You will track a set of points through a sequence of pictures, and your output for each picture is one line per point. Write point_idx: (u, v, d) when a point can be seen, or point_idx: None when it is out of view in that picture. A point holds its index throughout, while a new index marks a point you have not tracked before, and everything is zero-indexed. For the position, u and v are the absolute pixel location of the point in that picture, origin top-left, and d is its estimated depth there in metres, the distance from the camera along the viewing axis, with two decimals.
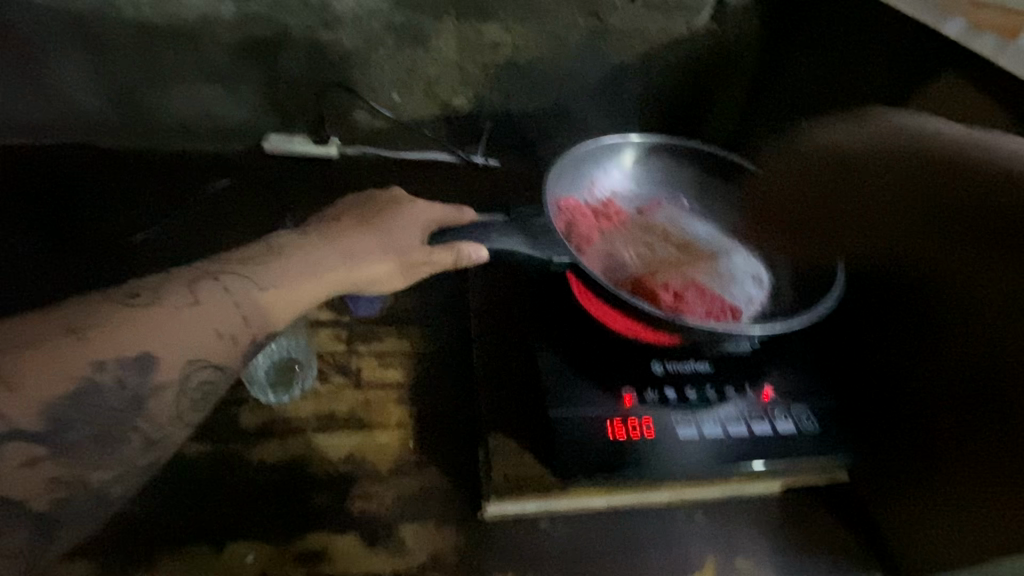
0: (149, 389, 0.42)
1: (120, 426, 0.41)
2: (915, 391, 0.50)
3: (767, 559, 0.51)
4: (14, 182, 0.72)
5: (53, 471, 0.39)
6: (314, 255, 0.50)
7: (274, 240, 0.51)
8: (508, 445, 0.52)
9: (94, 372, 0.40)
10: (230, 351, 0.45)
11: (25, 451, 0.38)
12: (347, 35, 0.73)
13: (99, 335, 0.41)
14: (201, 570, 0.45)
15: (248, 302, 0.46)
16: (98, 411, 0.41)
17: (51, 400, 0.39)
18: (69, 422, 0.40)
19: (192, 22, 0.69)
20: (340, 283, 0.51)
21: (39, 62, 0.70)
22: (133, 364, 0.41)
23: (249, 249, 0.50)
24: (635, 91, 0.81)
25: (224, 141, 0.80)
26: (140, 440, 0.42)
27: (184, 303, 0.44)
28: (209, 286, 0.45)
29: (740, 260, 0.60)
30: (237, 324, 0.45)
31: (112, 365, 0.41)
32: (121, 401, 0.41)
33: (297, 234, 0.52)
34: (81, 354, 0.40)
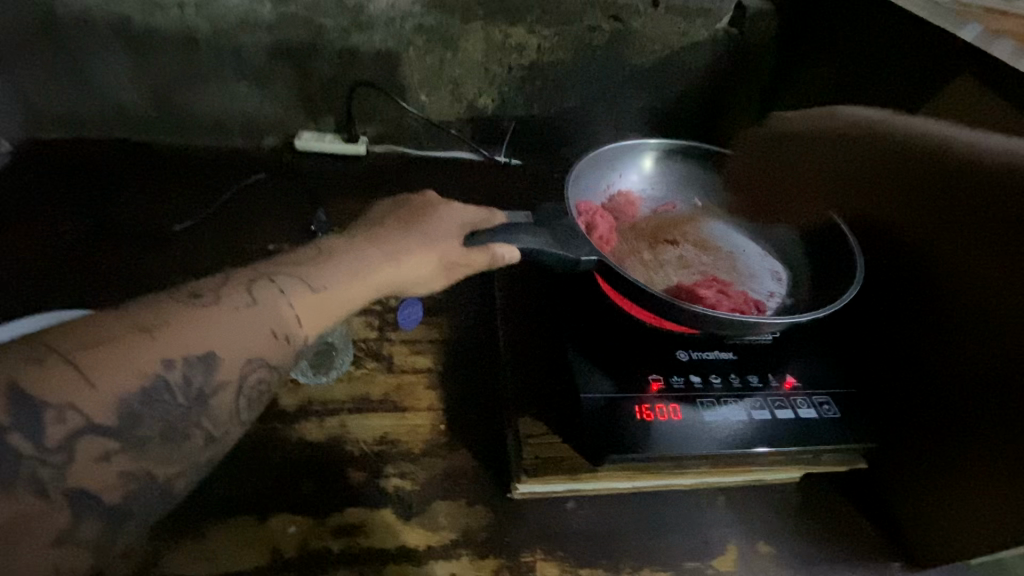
0: (213, 387, 0.39)
1: (186, 422, 0.39)
2: (934, 382, 0.51)
3: (788, 546, 0.52)
4: (60, 174, 0.76)
5: (123, 466, 0.36)
6: (363, 257, 0.49)
7: (323, 242, 0.49)
8: (539, 428, 0.53)
9: (164, 369, 0.37)
10: (284, 352, 0.43)
11: (96, 447, 0.35)
12: (380, 36, 0.76)
13: (170, 334, 0.38)
14: (246, 540, 0.47)
15: (302, 303, 0.44)
16: (164, 409, 0.37)
17: (123, 397, 0.36)
18: (140, 418, 0.37)
19: (233, 23, 0.73)
20: (386, 286, 0.49)
21: (87, 60, 0.73)
22: (197, 363, 0.39)
23: (297, 251, 0.48)
24: (655, 93, 0.84)
25: (257, 138, 0.83)
26: (203, 437, 0.39)
27: (242, 304, 0.41)
28: (263, 285, 0.43)
29: (756, 258, 0.64)
30: (292, 324, 0.43)
31: (180, 364, 0.38)
32: (187, 398, 0.38)
33: (342, 237, 0.51)
34: (155, 351, 0.37)
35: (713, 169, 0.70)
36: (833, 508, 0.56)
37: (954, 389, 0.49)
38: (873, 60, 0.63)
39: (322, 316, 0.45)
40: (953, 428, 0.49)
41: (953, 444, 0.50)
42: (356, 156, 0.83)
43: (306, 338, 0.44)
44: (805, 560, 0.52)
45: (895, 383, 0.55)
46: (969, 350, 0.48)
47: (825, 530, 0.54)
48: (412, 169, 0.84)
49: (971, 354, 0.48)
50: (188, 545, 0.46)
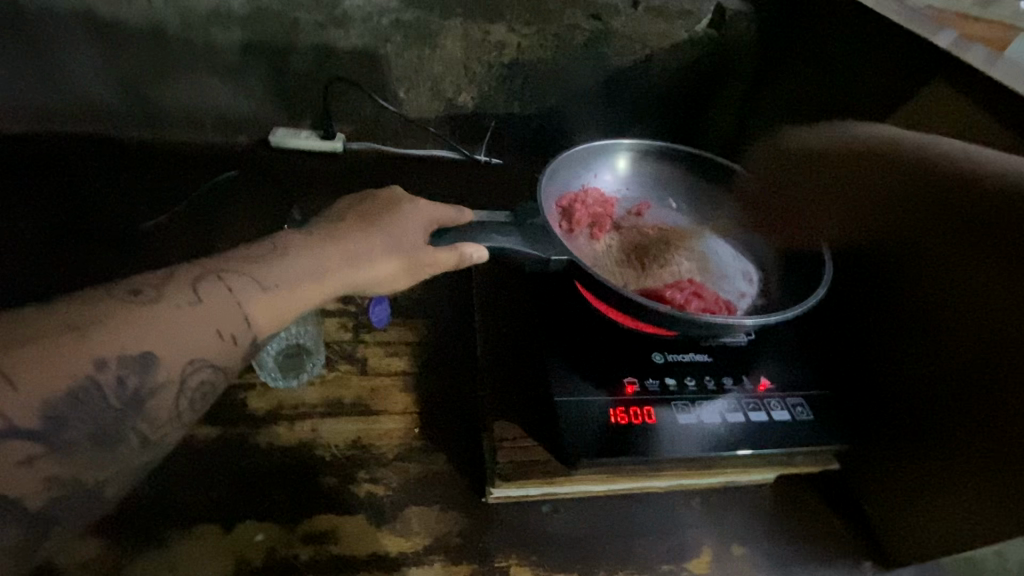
0: (151, 388, 0.38)
1: (119, 424, 0.38)
2: (903, 383, 0.52)
3: (761, 547, 0.53)
4: (20, 169, 0.73)
5: (47, 472, 0.35)
6: (322, 255, 0.47)
7: (277, 238, 0.47)
8: (513, 432, 0.53)
9: (95, 370, 0.36)
10: (231, 352, 0.41)
11: (15, 452, 0.34)
12: (357, 31, 0.74)
13: (103, 332, 0.36)
14: (207, 548, 0.45)
15: (253, 303, 0.42)
16: (94, 410, 0.36)
17: (48, 400, 0.34)
18: (68, 422, 0.35)
19: (204, 15, 0.71)
20: (347, 286, 0.48)
21: (50, 51, 0.71)
22: (133, 363, 0.37)
23: (254, 246, 0.46)
24: (635, 94, 0.84)
25: (229, 133, 0.81)
26: (139, 440, 0.39)
27: (186, 302, 0.40)
28: (212, 284, 0.41)
29: (730, 258, 0.64)
30: (241, 325, 0.42)
31: (113, 365, 0.36)
32: (122, 399, 0.37)
33: (302, 232, 0.49)
34: (86, 349, 0.36)
35: (689, 169, 0.70)
36: (806, 508, 0.56)
37: (923, 390, 0.50)
38: (848, 63, 0.64)
39: (274, 318, 0.43)
40: (923, 430, 0.50)
41: (920, 445, 0.50)
42: (333, 152, 0.81)
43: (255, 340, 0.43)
44: (777, 561, 0.52)
45: (868, 384, 0.55)
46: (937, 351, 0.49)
47: (798, 530, 0.54)
48: (389, 166, 0.82)
49: (939, 355, 0.48)
50: (146, 554, 0.45)
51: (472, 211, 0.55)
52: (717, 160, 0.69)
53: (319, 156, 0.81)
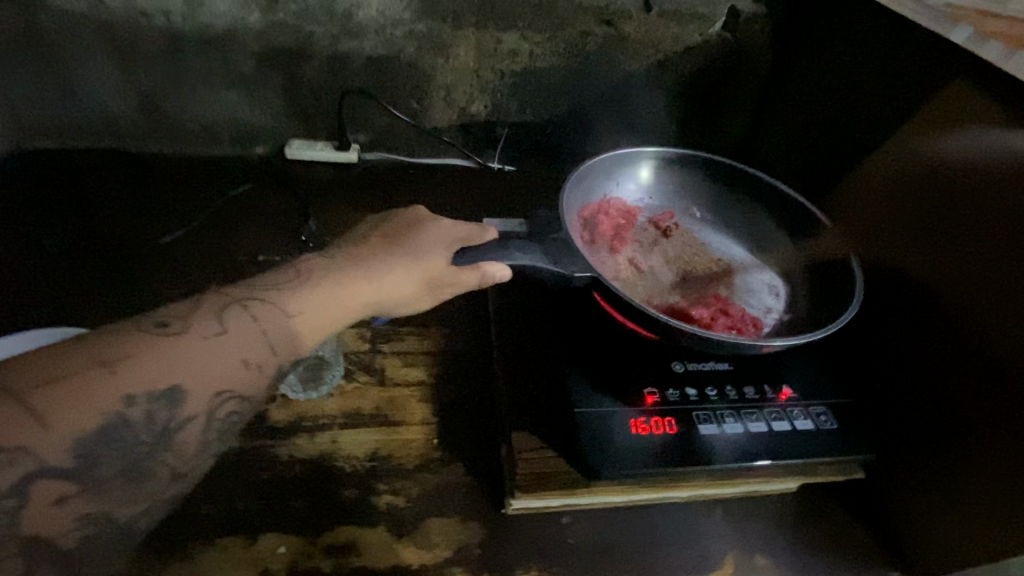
0: (179, 422, 0.38)
1: (149, 460, 0.38)
2: (929, 391, 0.51)
3: (786, 558, 0.52)
4: (46, 185, 0.75)
5: (79, 510, 0.35)
6: (344, 279, 0.47)
7: (300, 262, 0.48)
8: (532, 442, 0.52)
9: (124, 407, 0.36)
10: (257, 381, 0.41)
11: (53, 490, 0.35)
12: (371, 43, 0.75)
13: (131, 368, 0.37)
14: (234, 561, 0.46)
15: (277, 330, 0.43)
16: (125, 446, 0.37)
17: (79, 438, 0.35)
18: (98, 459, 0.36)
19: (221, 31, 0.72)
20: (369, 307, 0.48)
21: (73, 69, 0.72)
22: (161, 398, 0.38)
23: (276, 274, 0.46)
24: (648, 98, 0.83)
25: (247, 146, 0.82)
26: (169, 474, 0.39)
27: (213, 332, 0.40)
28: (237, 313, 0.42)
29: (754, 272, 0.64)
30: (265, 353, 0.42)
31: (141, 400, 0.37)
32: (151, 434, 0.37)
33: (321, 258, 0.49)
34: (115, 388, 0.36)
35: (716, 177, 0.69)
36: (831, 518, 0.55)
37: (952, 399, 0.49)
38: (866, 65, 0.63)
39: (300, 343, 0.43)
40: (951, 440, 0.49)
41: (949, 455, 0.49)
42: (349, 164, 0.82)
43: (282, 367, 0.43)
44: (802, 573, 0.51)
45: (892, 392, 0.54)
46: (968, 359, 0.47)
47: (823, 541, 0.53)
48: (403, 176, 0.83)
49: (971, 364, 0.47)
50: (173, 567, 0.45)
51: (494, 227, 0.54)
52: (746, 169, 0.67)
53: (333, 166, 0.81)
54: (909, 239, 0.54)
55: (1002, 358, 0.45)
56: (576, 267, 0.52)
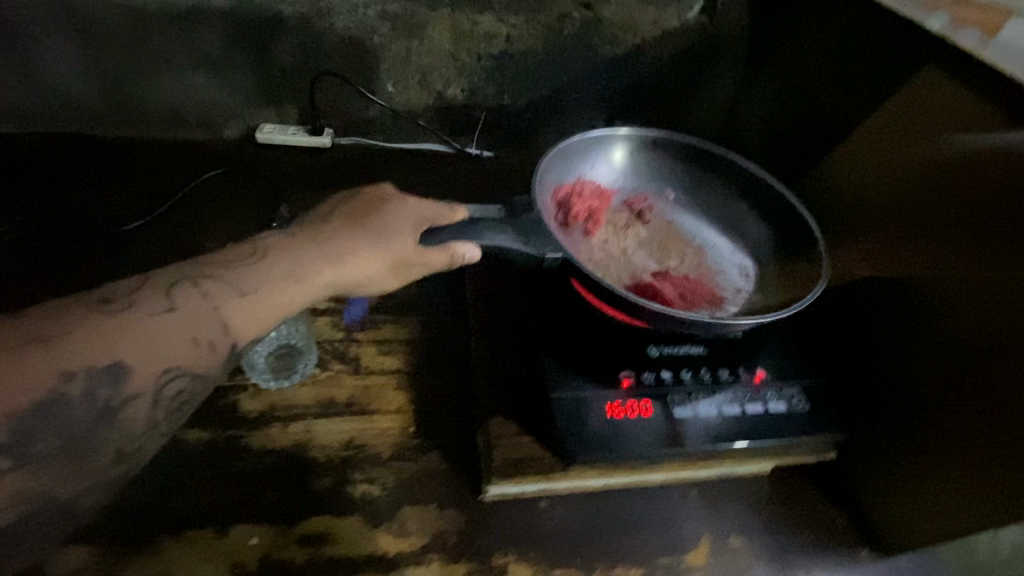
0: (122, 400, 0.37)
1: (92, 437, 0.37)
2: (898, 372, 0.52)
3: (760, 538, 0.52)
4: (1, 169, 0.71)
5: (15, 487, 0.34)
6: (303, 256, 0.45)
7: (260, 240, 0.46)
8: (508, 428, 0.52)
9: (61, 383, 0.35)
10: (208, 359, 0.40)
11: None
12: (343, 23, 0.73)
13: (71, 345, 0.36)
14: (203, 554, 0.45)
15: (231, 309, 0.41)
16: (64, 424, 0.36)
17: (14, 414, 0.34)
18: (36, 435, 0.35)
19: (185, 9, 0.69)
20: (328, 288, 0.46)
21: (27, 47, 0.69)
22: (103, 375, 0.36)
23: (232, 250, 0.45)
24: (626, 83, 0.83)
25: (215, 130, 0.79)
26: (112, 453, 0.37)
27: (159, 309, 0.39)
28: (187, 290, 0.40)
29: (726, 253, 0.64)
30: (217, 332, 0.41)
31: (80, 377, 0.36)
32: (92, 411, 0.36)
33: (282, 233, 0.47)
34: (51, 364, 0.35)
35: (689, 158, 0.68)
36: (804, 498, 0.56)
37: (920, 379, 0.50)
38: (840, 49, 0.63)
39: (254, 323, 0.42)
40: (919, 419, 0.50)
41: (916, 434, 0.50)
42: (321, 149, 0.80)
43: (236, 345, 0.42)
44: (775, 552, 0.52)
45: (862, 374, 0.55)
46: (936, 340, 0.48)
47: (796, 520, 0.54)
48: (378, 162, 0.81)
49: (940, 344, 0.48)
50: (139, 561, 0.44)
51: (465, 208, 0.52)
52: (718, 150, 0.67)
53: (306, 152, 0.79)
54: (888, 222, 0.54)
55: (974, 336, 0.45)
56: (547, 248, 0.51)
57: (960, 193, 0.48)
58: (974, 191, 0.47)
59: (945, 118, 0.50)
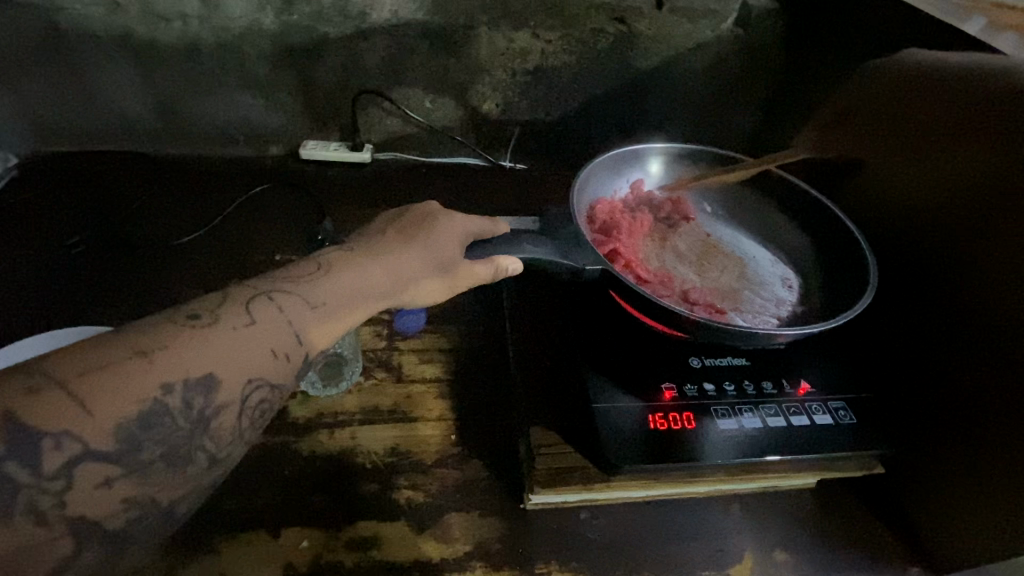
0: (214, 409, 0.37)
1: (189, 445, 0.37)
2: (947, 385, 0.51)
3: (806, 553, 0.52)
4: (66, 187, 0.76)
5: (124, 493, 0.34)
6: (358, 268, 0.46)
7: (320, 256, 0.47)
8: (550, 438, 0.52)
9: (163, 394, 0.35)
10: (285, 370, 0.40)
11: (96, 474, 0.33)
12: (383, 43, 0.75)
13: (168, 358, 0.36)
14: (259, 555, 0.46)
15: (301, 321, 0.41)
16: (165, 432, 0.36)
17: (121, 424, 0.34)
18: (139, 444, 0.34)
19: (237, 33, 0.73)
20: (384, 299, 0.47)
21: (93, 73, 0.74)
22: (197, 386, 0.36)
23: (295, 265, 0.45)
24: (660, 95, 0.83)
25: (262, 147, 0.83)
26: (207, 459, 0.38)
27: (241, 323, 0.39)
28: (263, 304, 0.41)
29: (768, 265, 0.64)
30: (292, 343, 0.41)
31: (179, 388, 0.36)
32: (189, 421, 0.36)
33: (337, 248, 0.49)
34: (152, 376, 0.35)
35: (728, 172, 0.69)
36: (851, 514, 0.55)
37: (968, 393, 0.49)
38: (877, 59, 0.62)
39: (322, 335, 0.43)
40: (966, 434, 0.49)
41: (965, 449, 0.49)
42: (362, 164, 0.83)
43: (308, 356, 0.42)
44: (823, 569, 0.51)
45: (909, 388, 0.54)
46: (985, 351, 0.47)
47: (843, 536, 0.53)
48: (415, 175, 0.84)
49: (989, 354, 0.47)
50: (199, 560, 0.46)
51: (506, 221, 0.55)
52: (760, 165, 0.68)
53: (347, 167, 0.82)
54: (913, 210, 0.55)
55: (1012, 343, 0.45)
56: (589, 260, 0.52)
57: (967, 178, 0.50)
58: (984, 167, 0.49)
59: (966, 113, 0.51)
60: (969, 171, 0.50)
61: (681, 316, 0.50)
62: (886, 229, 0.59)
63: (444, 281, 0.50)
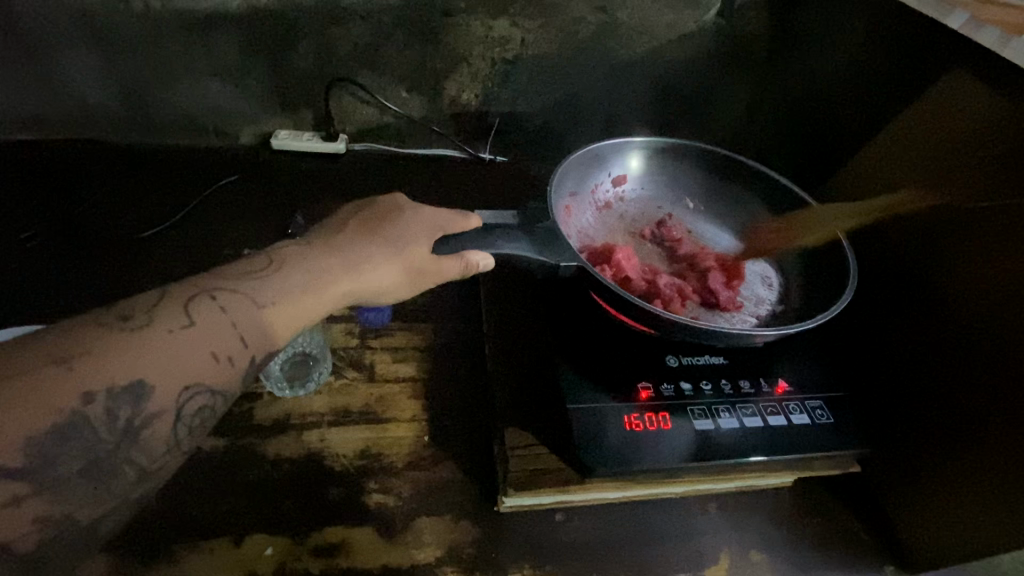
0: (144, 419, 0.35)
1: (114, 459, 0.35)
2: (924, 384, 0.50)
3: (781, 554, 0.51)
4: (22, 177, 0.73)
5: (37, 512, 0.33)
6: (319, 266, 0.44)
7: (274, 251, 0.45)
8: (526, 439, 0.51)
9: (83, 405, 0.33)
10: (227, 375, 0.38)
11: (5, 492, 0.32)
12: (357, 30, 0.73)
13: (88, 365, 0.34)
14: (220, 564, 0.45)
15: (247, 323, 0.39)
16: (85, 446, 0.34)
17: (33, 437, 0.32)
18: (54, 459, 0.33)
19: (202, 18, 0.70)
20: (345, 298, 0.45)
21: (48, 57, 0.70)
22: (123, 394, 0.34)
23: (247, 261, 0.43)
24: (643, 87, 0.82)
25: (232, 137, 0.80)
26: (135, 473, 0.36)
27: (178, 325, 0.37)
28: (204, 304, 0.39)
29: (745, 262, 0.63)
30: (236, 346, 0.39)
31: (101, 398, 0.34)
32: (114, 432, 0.35)
33: (297, 243, 0.46)
34: (72, 385, 0.33)
35: (708, 167, 0.68)
36: (828, 513, 0.54)
37: (947, 390, 0.48)
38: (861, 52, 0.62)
39: (275, 338, 0.41)
40: (944, 432, 0.48)
41: (944, 448, 0.48)
42: (336, 155, 0.80)
43: (255, 359, 0.40)
44: (798, 570, 0.50)
45: (887, 385, 0.54)
46: (968, 349, 0.46)
47: (819, 536, 0.53)
48: (392, 167, 0.81)
49: (971, 353, 0.46)
50: (156, 569, 0.44)
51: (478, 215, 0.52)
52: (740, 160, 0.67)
53: (321, 159, 0.80)
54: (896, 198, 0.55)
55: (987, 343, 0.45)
56: (562, 257, 0.51)
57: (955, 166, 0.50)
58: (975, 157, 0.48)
59: (951, 117, 0.50)
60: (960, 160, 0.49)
61: (658, 315, 0.49)
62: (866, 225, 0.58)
63: (412, 278, 0.48)
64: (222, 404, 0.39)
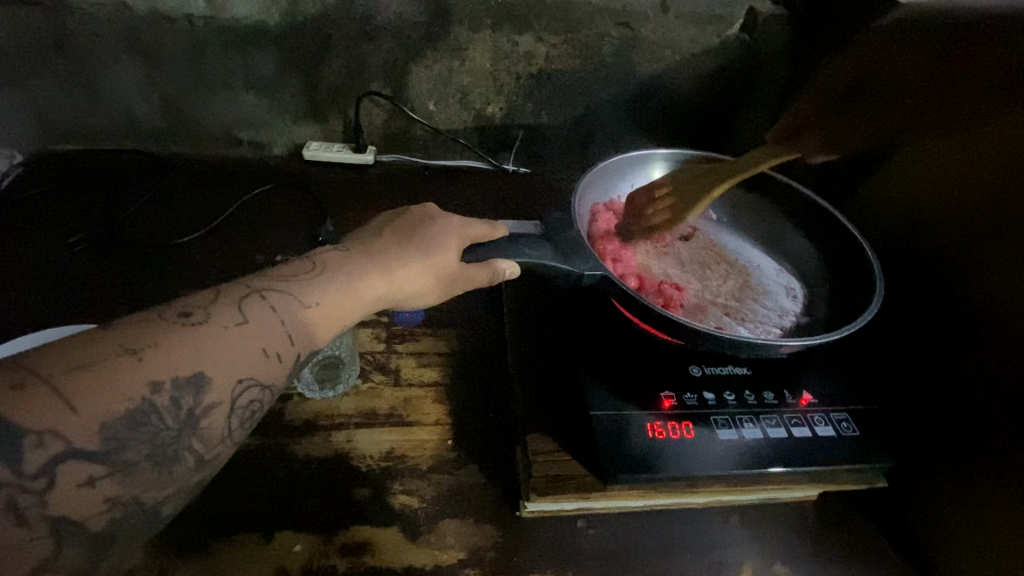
0: (204, 408, 0.37)
1: (177, 445, 0.37)
2: (954, 397, 0.50)
3: (808, 567, 0.51)
4: (69, 184, 0.76)
5: (109, 492, 0.34)
6: (355, 270, 0.46)
7: (315, 255, 0.47)
8: (550, 445, 0.52)
9: (150, 393, 0.35)
10: (275, 371, 0.40)
11: (80, 472, 0.33)
12: (388, 45, 0.75)
13: (156, 355, 0.36)
14: (252, 559, 0.46)
15: (294, 321, 0.42)
16: (152, 433, 0.35)
17: (107, 423, 0.34)
18: (127, 443, 0.34)
19: (242, 35, 0.73)
20: (378, 300, 0.47)
21: (98, 72, 0.74)
22: (187, 385, 0.36)
23: (291, 264, 0.45)
24: (665, 100, 0.83)
25: (265, 148, 0.83)
26: (194, 460, 0.37)
27: (232, 322, 0.39)
28: (256, 302, 0.41)
29: (772, 273, 0.64)
30: (284, 342, 0.41)
31: (168, 387, 0.36)
32: (177, 420, 0.36)
33: (334, 249, 0.49)
34: (142, 374, 0.35)
35: None
36: (855, 527, 0.54)
37: (980, 403, 0.47)
38: None
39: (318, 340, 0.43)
40: (979, 444, 0.47)
41: (977, 462, 0.47)
42: (364, 165, 0.82)
43: (301, 355, 0.42)
44: None
45: (914, 396, 0.53)
46: (1004, 361, 0.45)
47: (846, 552, 0.52)
48: (418, 177, 0.83)
49: (1007, 365, 0.45)
50: (192, 561, 0.45)
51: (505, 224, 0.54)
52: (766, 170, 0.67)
53: (349, 169, 0.82)
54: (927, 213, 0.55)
55: (1013, 356, 0.45)
56: (586, 266, 0.52)
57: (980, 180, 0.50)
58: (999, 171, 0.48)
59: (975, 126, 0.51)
60: (986, 173, 0.49)
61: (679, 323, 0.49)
62: (898, 236, 0.58)
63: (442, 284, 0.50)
64: (269, 398, 0.41)
